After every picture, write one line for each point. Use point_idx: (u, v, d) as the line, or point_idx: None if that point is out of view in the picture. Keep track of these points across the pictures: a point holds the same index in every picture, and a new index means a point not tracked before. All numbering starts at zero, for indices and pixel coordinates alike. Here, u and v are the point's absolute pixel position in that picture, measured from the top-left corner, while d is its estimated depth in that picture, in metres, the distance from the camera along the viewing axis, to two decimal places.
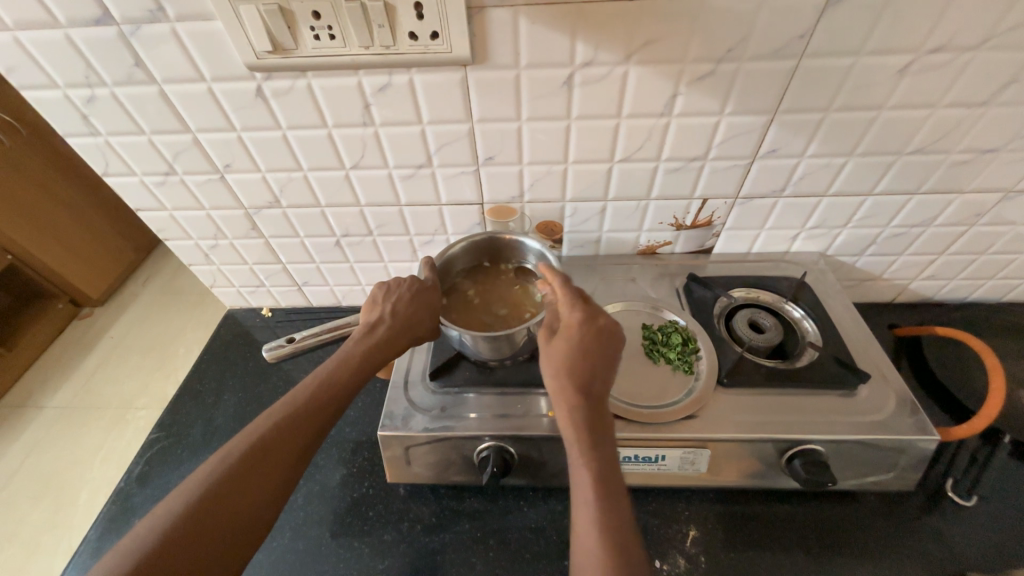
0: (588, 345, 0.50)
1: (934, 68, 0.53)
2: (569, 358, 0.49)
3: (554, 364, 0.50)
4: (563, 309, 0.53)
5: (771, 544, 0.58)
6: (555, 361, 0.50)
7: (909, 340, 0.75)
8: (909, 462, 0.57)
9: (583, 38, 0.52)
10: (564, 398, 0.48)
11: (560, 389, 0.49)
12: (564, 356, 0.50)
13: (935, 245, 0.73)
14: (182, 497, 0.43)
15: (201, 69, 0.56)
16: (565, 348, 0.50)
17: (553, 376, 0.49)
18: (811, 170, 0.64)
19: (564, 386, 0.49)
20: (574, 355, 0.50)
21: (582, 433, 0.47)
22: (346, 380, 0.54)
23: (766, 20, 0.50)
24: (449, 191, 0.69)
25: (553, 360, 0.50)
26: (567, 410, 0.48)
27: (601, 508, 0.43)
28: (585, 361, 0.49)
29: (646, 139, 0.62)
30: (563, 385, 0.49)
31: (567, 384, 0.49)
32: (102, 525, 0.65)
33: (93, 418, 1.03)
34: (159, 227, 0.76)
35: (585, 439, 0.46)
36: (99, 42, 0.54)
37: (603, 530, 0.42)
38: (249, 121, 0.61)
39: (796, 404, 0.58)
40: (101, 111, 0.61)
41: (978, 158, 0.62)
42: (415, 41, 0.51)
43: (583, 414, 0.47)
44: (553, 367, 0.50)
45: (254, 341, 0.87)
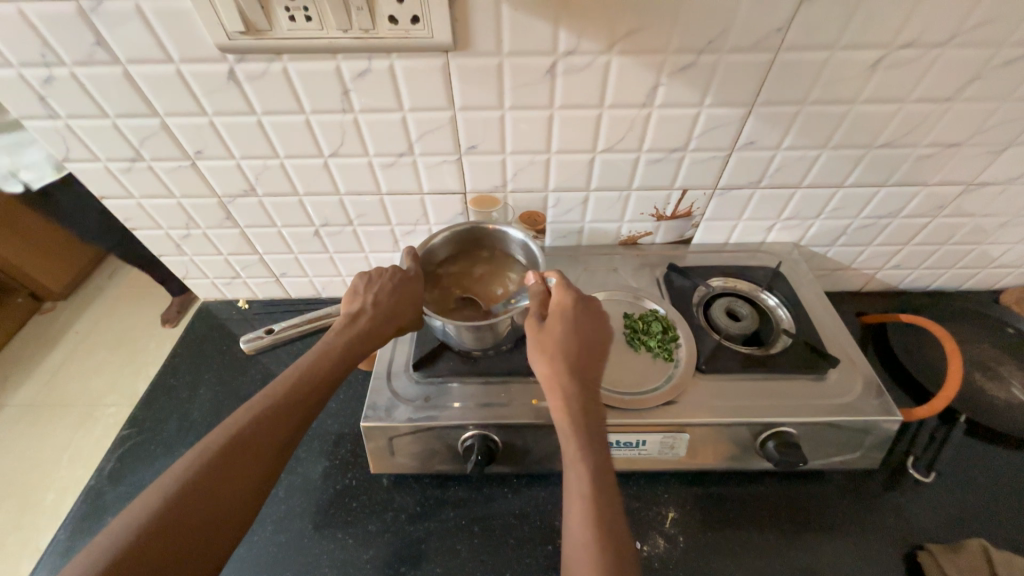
0: (581, 334, 0.53)
1: (904, 64, 0.55)
2: (563, 346, 0.52)
3: (550, 351, 0.52)
4: (555, 298, 0.56)
5: (746, 523, 0.61)
6: (551, 349, 0.52)
7: (876, 326, 0.79)
8: (873, 442, 0.60)
9: (566, 27, 0.52)
10: (560, 386, 0.50)
11: (555, 377, 0.51)
12: (559, 344, 0.52)
13: (901, 235, 0.76)
14: (159, 492, 0.42)
15: (169, 49, 0.53)
16: (561, 337, 0.53)
17: (547, 363, 0.52)
18: (787, 162, 0.66)
19: (559, 372, 0.51)
20: (569, 343, 0.52)
21: (576, 417, 0.49)
22: (328, 372, 0.53)
23: (745, 13, 0.51)
24: (431, 180, 0.68)
25: (550, 347, 0.52)
26: (561, 396, 0.50)
27: (594, 488, 0.44)
28: (578, 349, 0.52)
29: (627, 130, 0.62)
30: (559, 372, 0.51)
31: (564, 370, 0.51)
32: (72, 525, 0.63)
33: (60, 416, 1.00)
34: (126, 216, 0.73)
35: (579, 423, 0.48)
36: (55, 18, 0.51)
37: (596, 509, 0.43)
38: (221, 106, 0.59)
39: (770, 389, 0.61)
40: (60, 93, 0.57)
41: (942, 152, 0.64)
42: (395, 25, 0.50)
43: (578, 400, 0.50)
44: (550, 356, 0.52)
45: (231, 334, 0.85)
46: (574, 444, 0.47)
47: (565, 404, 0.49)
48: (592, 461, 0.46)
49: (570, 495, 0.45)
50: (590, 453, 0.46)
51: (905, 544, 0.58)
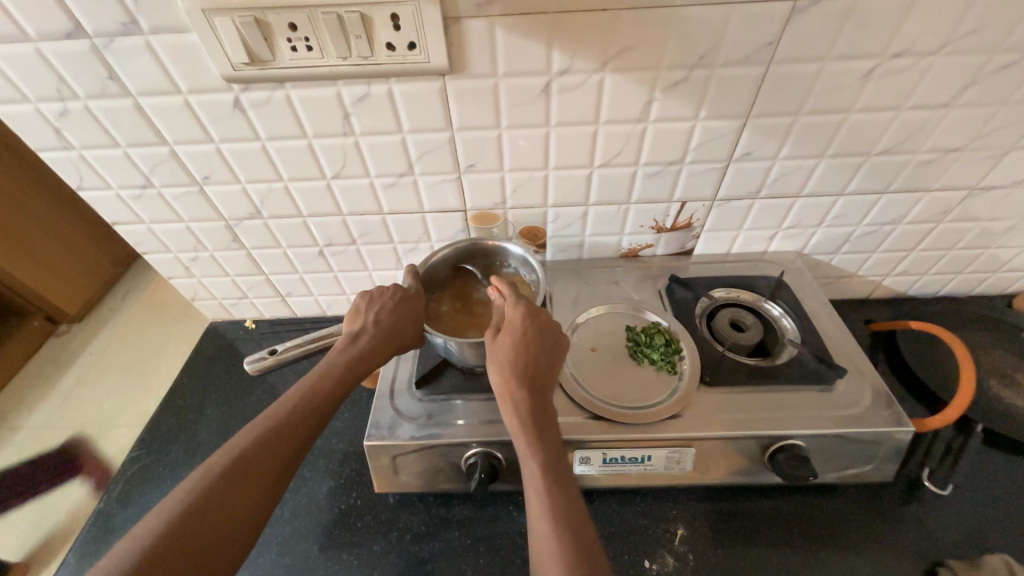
0: (527, 341, 0.53)
1: (897, 72, 0.55)
2: (512, 355, 0.52)
3: (499, 363, 0.52)
4: (506, 309, 0.56)
5: (757, 539, 0.59)
6: (498, 362, 0.52)
7: (885, 334, 0.77)
8: (886, 454, 0.58)
9: (559, 47, 0.53)
10: (510, 396, 0.50)
11: (504, 387, 0.51)
12: (506, 357, 0.52)
13: (906, 241, 0.75)
14: (162, 516, 0.42)
15: (177, 81, 0.56)
16: (509, 347, 0.53)
17: (496, 377, 0.52)
18: (785, 171, 0.66)
19: (508, 383, 0.51)
20: (517, 353, 0.52)
21: (528, 428, 0.49)
22: (330, 391, 0.54)
23: (735, 28, 0.52)
24: (431, 199, 0.69)
25: (498, 360, 0.52)
26: (512, 408, 0.50)
27: (548, 498, 0.45)
28: (526, 357, 0.52)
29: (624, 144, 0.63)
30: (506, 385, 0.51)
31: (512, 382, 0.51)
32: (80, 548, 0.63)
33: (72, 438, 1.00)
34: (136, 241, 0.75)
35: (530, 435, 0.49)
36: (70, 55, 0.53)
37: (548, 518, 0.44)
38: (227, 133, 0.61)
39: (777, 401, 0.60)
40: (74, 125, 0.60)
41: (943, 157, 0.64)
42: (392, 51, 0.52)
43: (529, 410, 0.50)
44: (498, 366, 0.52)
45: (238, 354, 0.85)
46: (527, 455, 0.48)
47: (517, 417, 0.50)
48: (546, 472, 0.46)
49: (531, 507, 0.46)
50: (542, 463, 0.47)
51: (924, 560, 0.57)
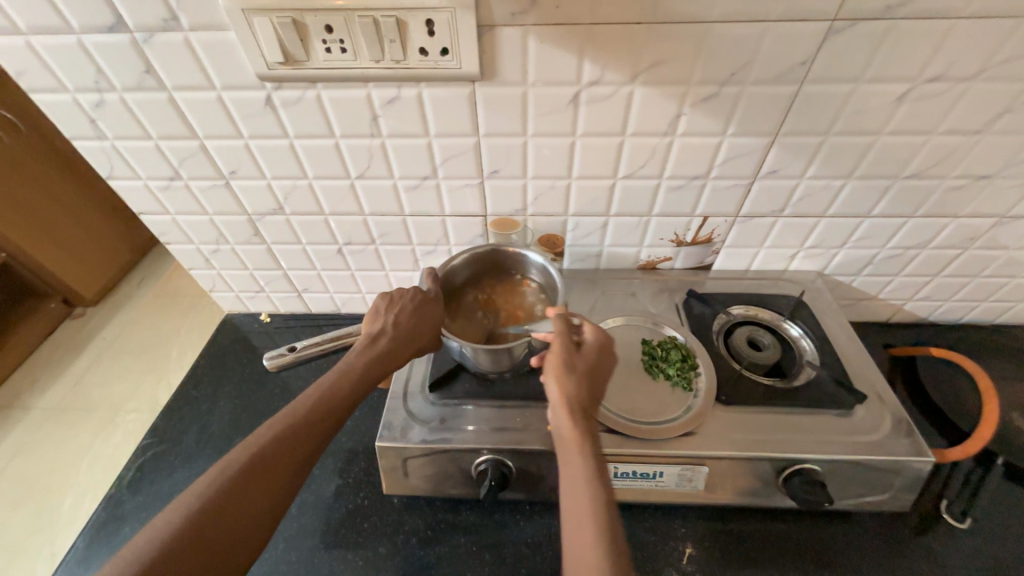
0: (598, 368, 0.55)
1: (931, 96, 0.55)
2: (589, 370, 0.54)
3: (577, 370, 0.53)
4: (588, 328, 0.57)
5: (767, 563, 0.58)
6: (574, 373, 0.52)
7: (904, 359, 0.76)
8: (904, 483, 0.57)
9: (590, 58, 0.53)
10: (579, 404, 0.51)
11: (577, 394, 0.51)
12: (583, 373, 0.53)
13: (930, 267, 0.74)
14: (180, 510, 0.42)
15: (212, 78, 0.56)
16: (590, 361, 0.54)
17: (570, 382, 0.52)
18: (810, 191, 0.66)
19: (580, 396, 0.51)
20: (592, 375, 0.54)
21: (590, 442, 0.48)
22: (347, 392, 0.54)
23: (769, 46, 0.51)
24: (452, 203, 0.69)
25: (574, 372, 0.53)
26: (577, 417, 0.50)
27: (605, 511, 0.43)
28: (595, 382, 0.54)
29: (649, 157, 0.63)
30: (578, 397, 0.51)
31: (583, 398, 0.51)
32: (89, 533, 0.64)
33: (84, 420, 1.02)
34: (161, 231, 0.76)
35: (592, 450, 0.47)
36: (110, 48, 0.54)
37: (604, 532, 0.41)
38: (256, 129, 0.61)
39: (794, 423, 0.59)
40: (108, 116, 0.61)
41: (973, 184, 0.63)
42: (425, 56, 0.52)
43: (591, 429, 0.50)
44: (575, 373, 0.52)
45: (252, 347, 0.86)
46: (586, 465, 0.46)
47: (581, 428, 0.49)
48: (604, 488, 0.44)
49: (582, 518, 0.43)
50: (603, 478, 0.45)
51: None
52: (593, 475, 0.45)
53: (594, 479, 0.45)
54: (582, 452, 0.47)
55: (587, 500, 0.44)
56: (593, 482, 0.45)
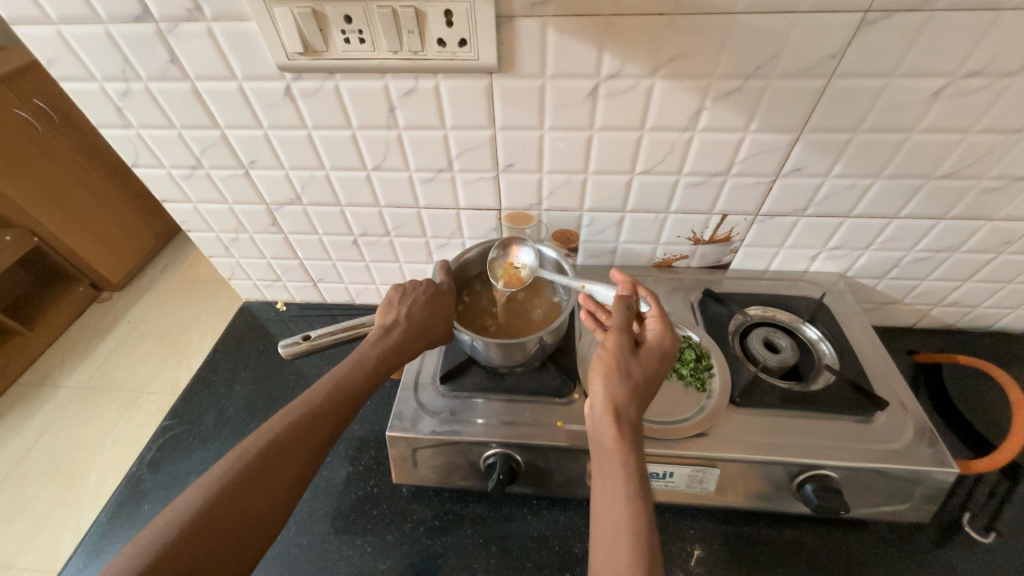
0: (655, 368, 0.51)
1: (969, 93, 0.52)
2: (646, 372, 0.50)
3: (633, 374, 0.49)
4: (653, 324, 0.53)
5: (777, 569, 0.57)
6: (628, 378, 0.49)
7: (928, 366, 0.74)
8: (925, 494, 0.55)
9: (610, 50, 0.52)
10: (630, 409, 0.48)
11: (629, 399, 0.48)
12: (636, 376, 0.49)
13: (960, 271, 0.71)
14: (200, 492, 0.44)
15: (234, 68, 0.57)
16: (648, 363, 0.51)
17: (623, 384, 0.48)
18: (834, 191, 0.64)
19: (630, 401, 0.48)
20: (647, 377, 0.50)
21: (633, 452, 0.46)
22: (361, 382, 0.54)
23: (798, 38, 0.50)
24: (467, 197, 0.69)
25: (628, 376, 0.49)
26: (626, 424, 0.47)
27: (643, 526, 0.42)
28: (648, 384, 0.50)
29: (668, 153, 0.61)
30: (627, 403, 0.48)
31: (633, 403, 0.48)
32: (112, 509, 0.66)
33: (108, 400, 1.05)
34: (183, 219, 0.78)
35: (634, 461, 0.46)
36: (136, 38, 0.55)
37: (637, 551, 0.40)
38: (276, 120, 0.62)
39: (810, 428, 0.57)
40: (134, 105, 0.62)
41: (1011, 185, 0.60)
42: (443, 47, 0.52)
43: (636, 438, 0.47)
44: (630, 375, 0.49)
45: (268, 335, 0.88)
46: (626, 477, 0.44)
47: (625, 436, 0.46)
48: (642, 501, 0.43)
49: (616, 530, 0.42)
50: (642, 493, 0.44)
51: None
52: (632, 487, 0.44)
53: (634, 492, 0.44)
54: (624, 462, 0.45)
55: (624, 513, 0.43)
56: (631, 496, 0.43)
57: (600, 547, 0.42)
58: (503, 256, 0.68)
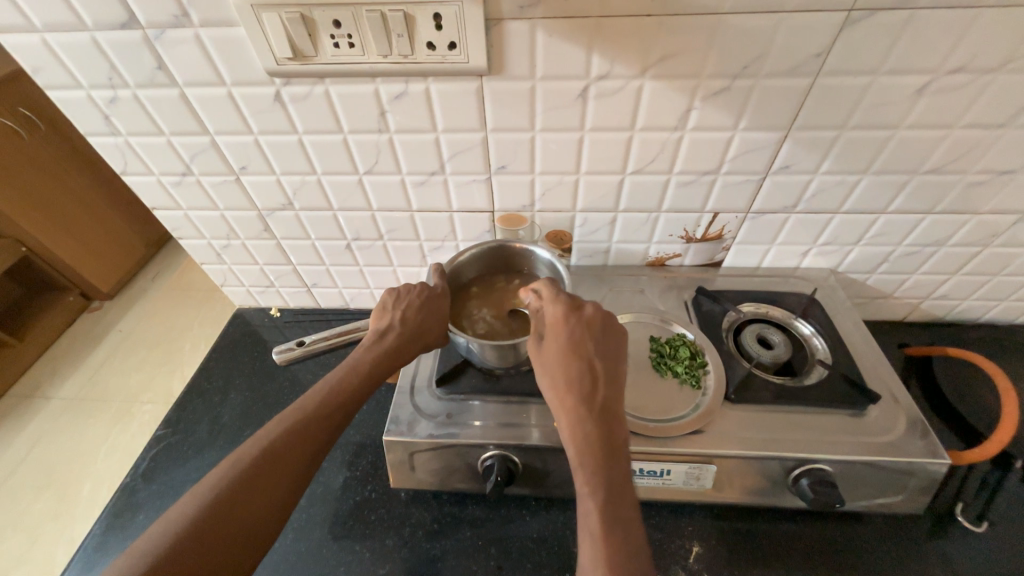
0: (582, 352, 0.52)
1: (952, 89, 0.53)
2: (563, 358, 0.51)
3: (550, 367, 0.52)
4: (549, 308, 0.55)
5: (775, 564, 0.58)
6: (551, 371, 0.51)
7: (919, 359, 0.75)
8: (918, 485, 0.56)
9: (599, 51, 0.52)
10: (564, 402, 0.49)
11: (558, 394, 0.50)
12: (562, 365, 0.51)
13: (948, 265, 0.72)
14: (194, 501, 0.43)
15: (223, 74, 0.57)
16: (560, 349, 0.52)
17: (546, 381, 0.51)
18: (823, 187, 0.64)
19: (558, 395, 0.50)
20: (570, 363, 0.51)
21: (582, 441, 0.47)
22: (356, 387, 0.54)
23: (784, 37, 0.50)
24: (459, 198, 0.69)
25: (550, 370, 0.51)
26: (564, 417, 0.49)
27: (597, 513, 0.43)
28: (583, 368, 0.51)
29: (659, 152, 0.62)
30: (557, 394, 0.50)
31: (565, 396, 0.49)
32: (105, 521, 0.65)
33: (100, 411, 1.04)
34: (173, 227, 0.77)
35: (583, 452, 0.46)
36: (123, 45, 0.55)
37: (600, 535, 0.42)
38: (266, 125, 0.62)
39: (804, 423, 0.58)
40: (122, 112, 0.62)
41: (996, 179, 0.61)
42: (432, 51, 0.52)
43: (582, 429, 0.48)
44: (550, 369, 0.51)
45: (262, 341, 0.87)
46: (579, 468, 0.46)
47: (568, 431, 0.48)
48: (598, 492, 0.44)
49: (580, 525, 0.44)
50: (592, 482, 0.45)
51: None
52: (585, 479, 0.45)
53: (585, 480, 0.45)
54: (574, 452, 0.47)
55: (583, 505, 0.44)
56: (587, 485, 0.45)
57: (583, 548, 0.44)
58: (498, 249, 0.68)
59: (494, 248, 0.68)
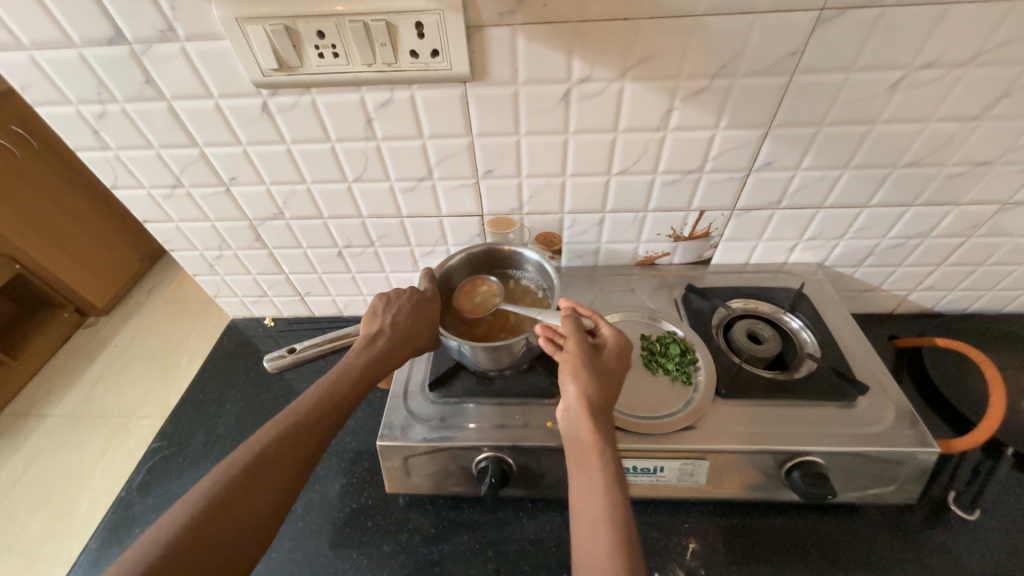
0: (615, 368, 0.53)
1: (926, 83, 0.54)
2: (610, 370, 0.52)
3: (598, 371, 0.51)
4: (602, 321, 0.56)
5: (772, 558, 0.58)
6: (596, 375, 0.50)
7: (909, 350, 0.76)
8: (910, 474, 0.56)
9: (579, 55, 0.53)
10: (602, 408, 0.49)
11: (599, 398, 0.49)
12: (601, 375, 0.51)
13: (933, 255, 0.73)
14: (185, 509, 0.43)
15: (210, 86, 0.58)
16: (610, 360, 0.53)
17: (588, 381, 0.49)
18: (806, 182, 0.65)
19: (600, 399, 0.49)
20: (612, 376, 0.52)
21: (609, 451, 0.47)
22: (347, 391, 0.55)
23: (759, 37, 0.51)
24: (449, 203, 0.70)
25: (594, 373, 0.50)
26: (600, 422, 0.48)
27: (626, 521, 0.43)
28: (613, 384, 0.52)
29: (643, 152, 0.63)
30: (598, 398, 0.49)
31: (603, 402, 0.49)
32: (101, 536, 0.65)
33: (95, 426, 1.03)
34: (165, 239, 0.77)
35: (610, 460, 0.46)
36: (110, 60, 0.56)
37: (629, 542, 0.42)
38: (254, 136, 0.62)
39: (795, 416, 0.58)
40: (111, 126, 0.62)
41: (974, 170, 0.62)
42: (416, 58, 0.53)
43: (610, 438, 0.48)
44: (596, 373, 0.50)
45: (257, 351, 0.87)
46: (606, 474, 0.45)
47: (601, 435, 0.47)
48: (622, 501, 0.44)
49: (603, 529, 0.42)
50: (621, 489, 0.45)
51: None
52: (611, 485, 0.45)
53: (614, 486, 0.45)
54: (602, 457, 0.46)
55: (603, 510, 0.43)
56: (615, 491, 0.44)
57: (586, 550, 0.42)
58: (486, 253, 0.69)
59: (481, 252, 0.69)
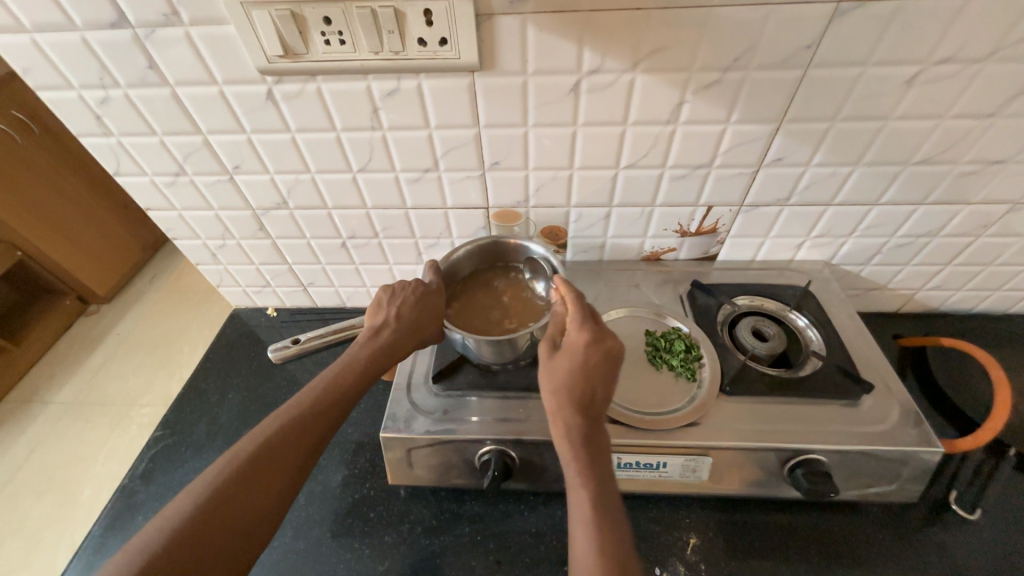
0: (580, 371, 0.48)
1: (941, 79, 0.53)
2: (569, 375, 0.48)
3: (555, 381, 0.49)
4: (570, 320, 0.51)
5: (772, 554, 0.58)
6: (552, 386, 0.49)
7: (914, 349, 0.75)
8: (912, 473, 0.56)
9: (590, 46, 0.53)
10: (562, 419, 0.48)
11: (557, 410, 0.48)
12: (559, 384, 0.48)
13: (942, 255, 0.72)
14: (190, 498, 0.43)
15: (214, 72, 0.57)
16: (569, 365, 0.49)
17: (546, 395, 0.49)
18: (817, 179, 0.64)
19: (558, 411, 0.48)
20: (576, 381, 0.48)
21: (575, 462, 0.46)
22: (352, 383, 0.54)
23: (774, 29, 0.50)
24: (454, 195, 0.69)
25: (552, 383, 0.49)
26: (563, 432, 0.48)
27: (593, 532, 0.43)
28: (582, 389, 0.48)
29: (652, 146, 0.62)
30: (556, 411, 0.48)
31: (565, 412, 0.48)
32: (105, 522, 0.65)
33: (98, 414, 1.04)
34: (167, 227, 0.77)
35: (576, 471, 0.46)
36: (113, 45, 0.55)
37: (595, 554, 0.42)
38: (258, 123, 0.62)
39: (799, 414, 0.58)
40: (114, 112, 0.62)
41: (987, 169, 0.61)
42: (424, 47, 0.52)
43: (579, 447, 0.47)
44: (553, 384, 0.49)
45: (259, 341, 0.87)
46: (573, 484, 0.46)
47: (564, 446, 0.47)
48: (595, 510, 0.44)
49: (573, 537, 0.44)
50: (589, 500, 0.44)
51: None
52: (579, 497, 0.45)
53: (580, 497, 0.45)
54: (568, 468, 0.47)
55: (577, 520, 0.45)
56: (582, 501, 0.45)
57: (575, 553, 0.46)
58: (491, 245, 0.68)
59: (486, 244, 0.69)
